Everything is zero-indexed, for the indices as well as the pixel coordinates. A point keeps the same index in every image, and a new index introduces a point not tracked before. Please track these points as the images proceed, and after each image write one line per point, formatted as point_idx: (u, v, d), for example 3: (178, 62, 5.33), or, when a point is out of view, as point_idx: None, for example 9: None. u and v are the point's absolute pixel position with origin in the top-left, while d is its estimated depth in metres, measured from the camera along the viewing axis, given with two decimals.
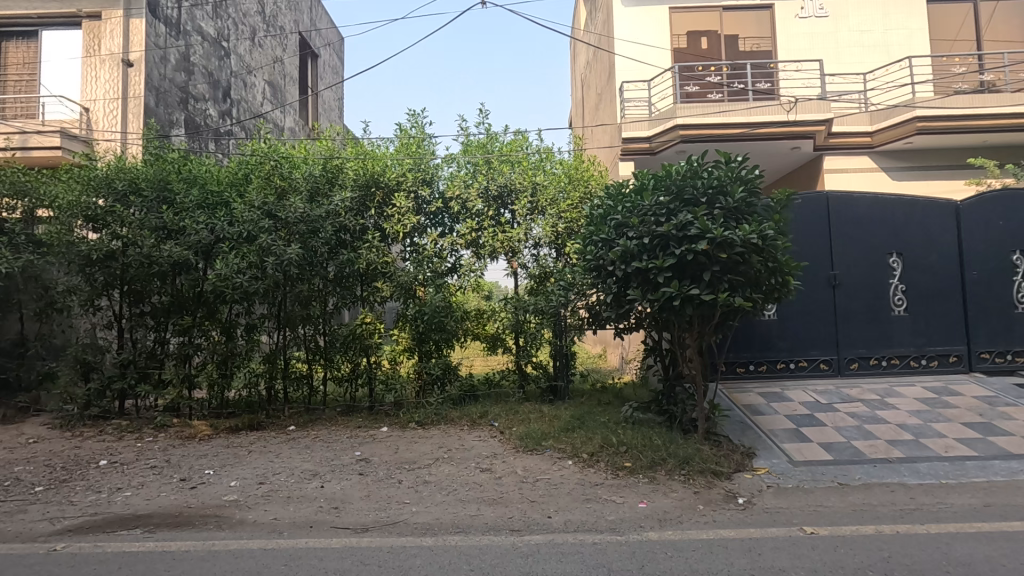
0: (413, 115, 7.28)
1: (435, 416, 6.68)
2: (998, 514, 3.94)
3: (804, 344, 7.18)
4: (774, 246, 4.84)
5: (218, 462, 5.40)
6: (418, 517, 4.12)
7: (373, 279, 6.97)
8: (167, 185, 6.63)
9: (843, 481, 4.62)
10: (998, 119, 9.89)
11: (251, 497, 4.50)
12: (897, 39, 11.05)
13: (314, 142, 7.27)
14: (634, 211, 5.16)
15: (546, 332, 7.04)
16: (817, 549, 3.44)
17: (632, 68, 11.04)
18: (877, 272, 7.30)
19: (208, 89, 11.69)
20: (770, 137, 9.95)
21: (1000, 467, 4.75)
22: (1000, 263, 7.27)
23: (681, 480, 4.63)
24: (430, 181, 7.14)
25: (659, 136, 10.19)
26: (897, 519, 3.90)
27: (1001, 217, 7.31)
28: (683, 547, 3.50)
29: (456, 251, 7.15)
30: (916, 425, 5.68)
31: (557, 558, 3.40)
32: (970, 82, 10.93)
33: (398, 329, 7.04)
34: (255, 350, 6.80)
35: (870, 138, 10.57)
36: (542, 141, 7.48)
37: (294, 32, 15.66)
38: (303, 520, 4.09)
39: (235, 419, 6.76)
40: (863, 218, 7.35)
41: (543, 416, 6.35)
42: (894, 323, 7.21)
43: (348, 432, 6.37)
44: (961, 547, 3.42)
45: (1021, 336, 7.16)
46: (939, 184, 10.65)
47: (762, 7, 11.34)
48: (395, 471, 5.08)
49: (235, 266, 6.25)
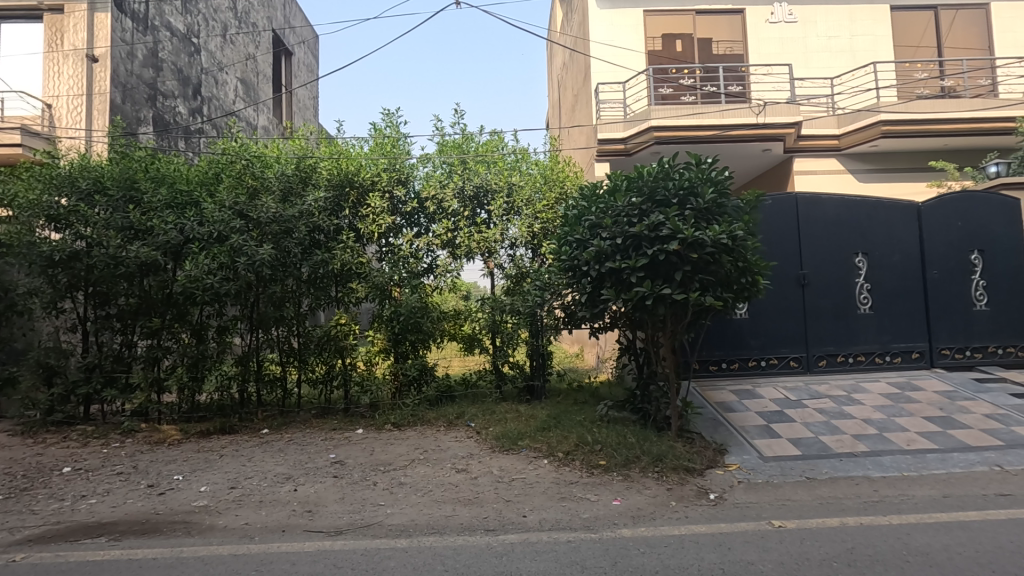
0: (388, 114, 7.20)
1: (412, 417, 6.65)
2: (955, 504, 4.09)
3: (775, 342, 7.34)
4: (744, 246, 4.95)
5: (188, 467, 5.29)
6: (392, 519, 4.10)
7: (347, 279, 6.93)
8: (133, 184, 6.46)
9: (810, 475, 4.74)
10: (959, 123, 10.24)
11: (222, 502, 4.43)
12: (862, 45, 11.38)
13: (287, 141, 7.20)
14: (607, 212, 5.22)
15: (522, 332, 7.05)
16: (783, 542, 3.53)
17: (607, 70, 11.14)
18: (844, 271, 7.50)
19: (177, 86, 11.41)
20: (743, 138, 10.13)
21: (959, 459, 4.94)
22: (959, 262, 7.54)
23: (655, 477, 4.69)
24: (405, 181, 7.12)
25: (634, 138, 10.30)
26: (861, 511, 4.02)
27: (959, 217, 7.58)
28: (655, 543, 3.55)
29: (431, 251, 7.14)
30: (880, 419, 5.87)
31: (532, 556, 3.42)
32: (931, 87, 11.32)
33: (373, 330, 6.99)
34: (227, 352, 6.68)
35: (837, 141, 10.86)
36: (517, 141, 7.48)
37: (267, 29, 15.38)
38: (276, 524, 4.03)
39: (206, 423, 6.63)
40: (831, 218, 7.54)
41: (519, 416, 6.36)
42: (860, 320, 7.42)
43: (323, 435, 6.28)
44: (920, 537, 3.55)
45: (978, 332, 7.44)
46: (903, 186, 11.01)
47: (734, 12, 11.55)
48: (370, 473, 5.04)
49: (205, 266, 6.11)
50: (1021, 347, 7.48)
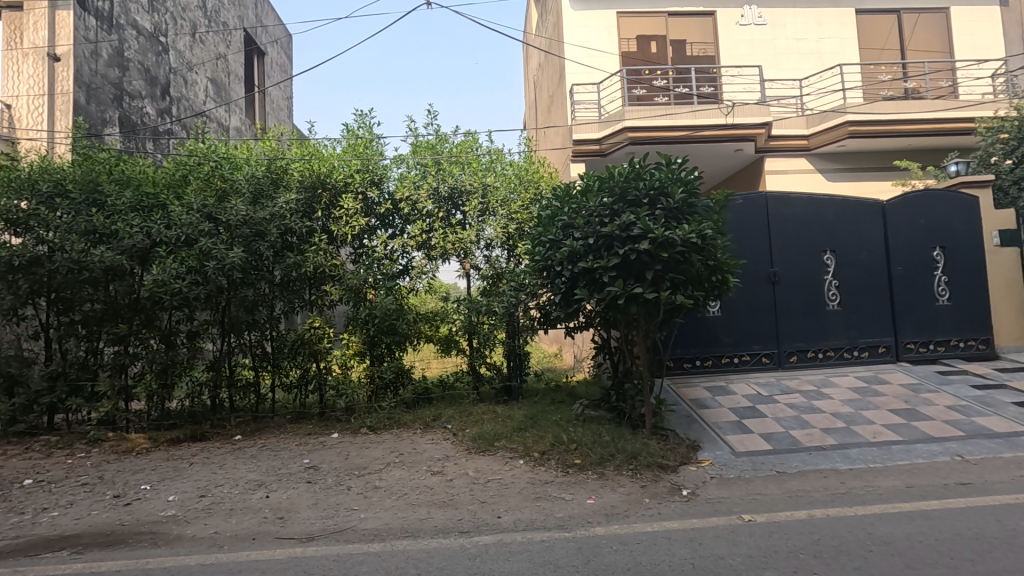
0: (361, 114, 7.15)
1: (387, 421, 6.60)
2: (918, 494, 4.22)
3: (747, 338, 7.47)
4: (714, 245, 5.01)
5: (157, 476, 5.17)
6: (366, 523, 4.06)
7: (321, 282, 6.84)
8: (97, 186, 6.30)
9: (780, 469, 4.83)
10: (921, 124, 10.55)
11: (191, 511, 4.33)
12: (830, 47, 11.65)
13: (258, 142, 7.11)
14: (580, 212, 5.26)
15: (499, 333, 7.05)
16: (753, 535, 3.59)
17: (582, 71, 11.21)
18: (813, 269, 7.66)
19: (145, 86, 11.16)
20: (715, 138, 10.28)
21: (922, 449, 5.09)
22: (922, 259, 7.75)
23: (629, 475, 4.74)
24: (379, 181, 7.08)
25: (608, 138, 10.40)
26: (828, 503, 4.11)
27: (922, 215, 7.80)
28: (627, 540, 3.58)
29: (407, 253, 7.12)
30: (848, 413, 6.01)
31: (505, 557, 3.42)
32: (895, 89, 11.65)
33: (348, 333, 6.90)
34: (198, 358, 6.54)
35: (806, 141, 11.11)
36: (492, 142, 7.48)
37: (238, 27, 15.10)
38: (246, 532, 3.97)
39: (177, 430, 6.49)
40: (800, 216, 7.70)
41: (496, 416, 6.38)
42: (829, 316, 7.59)
43: (297, 440, 6.20)
44: (884, 526, 3.64)
45: (941, 327, 7.66)
46: (869, 185, 11.28)
47: (705, 14, 11.72)
48: (345, 477, 4.98)
49: (173, 270, 5.97)
50: (981, 340, 7.72)
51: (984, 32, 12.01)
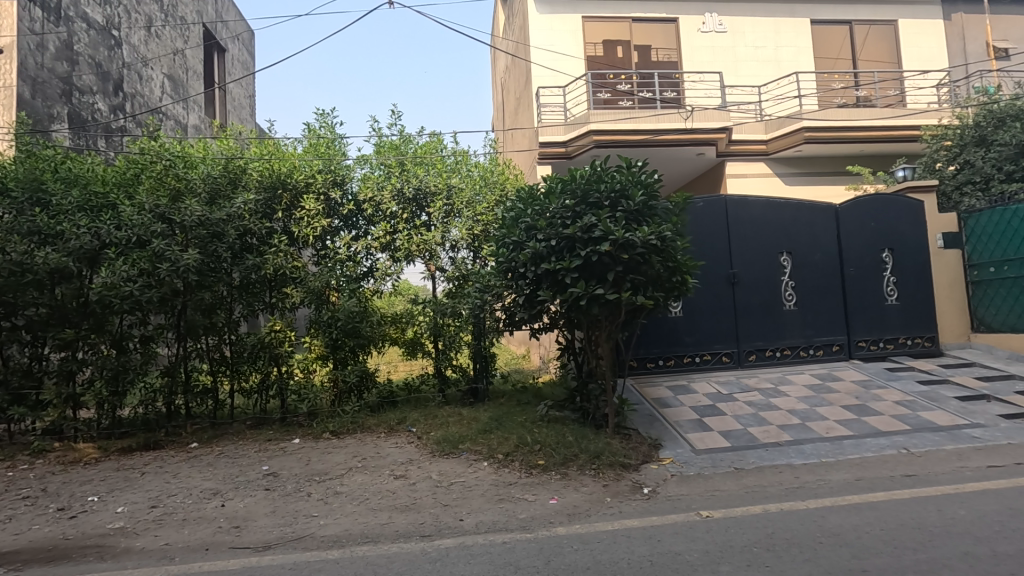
0: (322, 114, 7.07)
1: (351, 425, 6.49)
2: (866, 486, 4.39)
3: (708, 338, 7.64)
4: (673, 247, 5.10)
5: (105, 487, 4.95)
6: (326, 529, 3.99)
7: (281, 285, 6.70)
8: (40, 185, 6.02)
9: (738, 465, 4.96)
10: (871, 131, 11.01)
11: (140, 523, 4.17)
12: (786, 56, 12.04)
13: (215, 141, 6.94)
14: (542, 214, 5.30)
15: (465, 335, 7.03)
16: (710, 531, 3.67)
17: (548, 75, 11.31)
18: (770, 270, 7.89)
19: (95, 81, 10.72)
20: (677, 143, 10.51)
21: (871, 444, 5.30)
22: (872, 260, 8.07)
23: (591, 475, 4.79)
24: (342, 182, 6.98)
25: (574, 141, 10.54)
26: (782, 497, 4.24)
27: (872, 218, 8.13)
28: (588, 539, 3.61)
29: (371, 255, 7.01)
30: (804, 409, 6.21)
31: (466, 559, 3.41)
32: (848, 97, 12.12)
33: (311, 336, 6.76)
34: (152, 363, 6.29)
35: (764, 146, 11.45)
36: (457, 143, 7.48)
37: (197, 23, 14.66)
38: (199, 543, 3.84)
39: (129, 439, 6.25)
40: (758, 219, 7.92)
41: (461, 419, 6.31)
42: (786, 316, 7.82)
43: (257, 447, 6.04)
44: (834, 518, 3.78)
45: (890, 325, 7.99)
46: (824, 189, 11.70)
47: (668, 20, 11.93)
48: (305, 484, 4.88)
49: (123, 273, 5.74)
50: (928, 338, 8.08)
51: (930, 44, 12.60)
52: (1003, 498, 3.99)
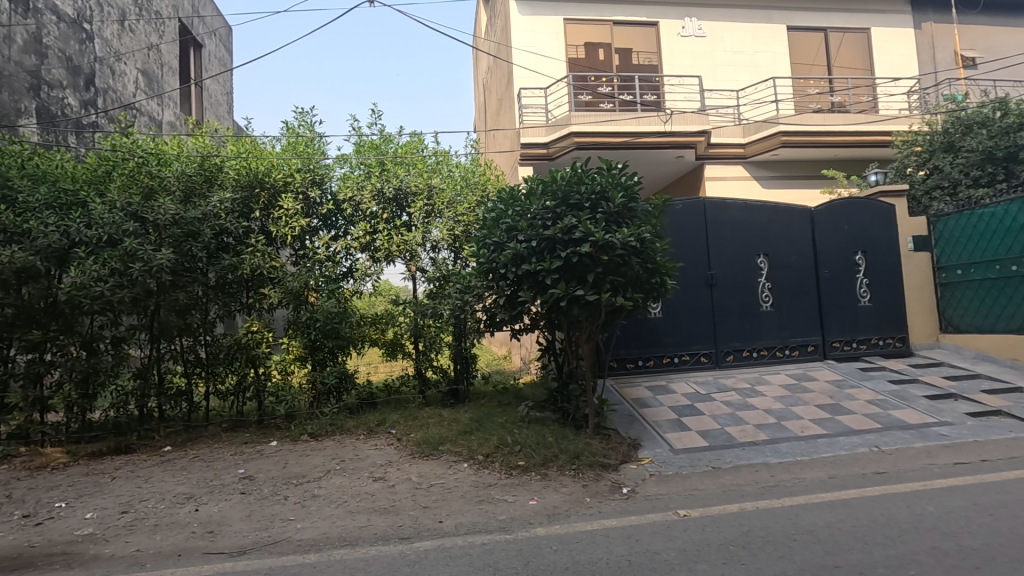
0: (301, 112, 6.99)
1: (330, 427, 6.40)
2: (839, 484, 4.48)
3: (687, 339, 7.73)
4: (652, 249, 5.15)
5: (73, 493, 4.81)
6: (303, 533, 3.93)
7: (259, 285, 6.60)
8: (6, 182, 5.84)
9: (716, 464, 5.03)
10: (845, 136, 11.26)
11: (110, 529, 4.07)
12: (764, 61, 12.25)
13: (189, 138, 6.80)
14: (523, 215, 5.30)
15: (445, 336, 7.00)
16: (687, 530, 3.70)
17: (529, 77, 11.33)
18: (747, 272, 8.01)
19: (66, 75, 10.45)
20: (657, 145, 10.62)
21: (844, 442, 5.41)
22: (846, 262, 8.25)
23: (571, 475, 4.80)
24: (321, 182, 6.90)
25: (555, 143, 10.58)
26: (758, 496, 4.31)
27: (846, 221, 8.30)
28: (567, 540, 3.62)
29: (350, 255, 6.94)
30: (780, 409, 6.32)
31: (445, 562, 3.39)
32: (823, 102, 12.38)
33: (289, 337, 6.67)
34: (124, 366, 6.13)
35: (742, 150, 11.63)
36: (438, 143, 7.45)
37: (173, 17, 14.38)
38: (171, 549, 3.76)
39: (99, 443, 6.09)
40: (736, 221, 8.04)
41: (441, 420, 6.28)
42: (762, 317, 7.95)
43: (232, 450, 5.93)
44: (808, 516, 3.85)
45: (863, 326, 8.17)
46: (800, 192, 11.92)
47: (649, 24, 12.04)
48: (282, 487, 4.81)
49: (94, 272, 5.59)
50: (899, 339, 8.28)
51: (901, 51, 12.94)
52: (969, 494, 4.11)
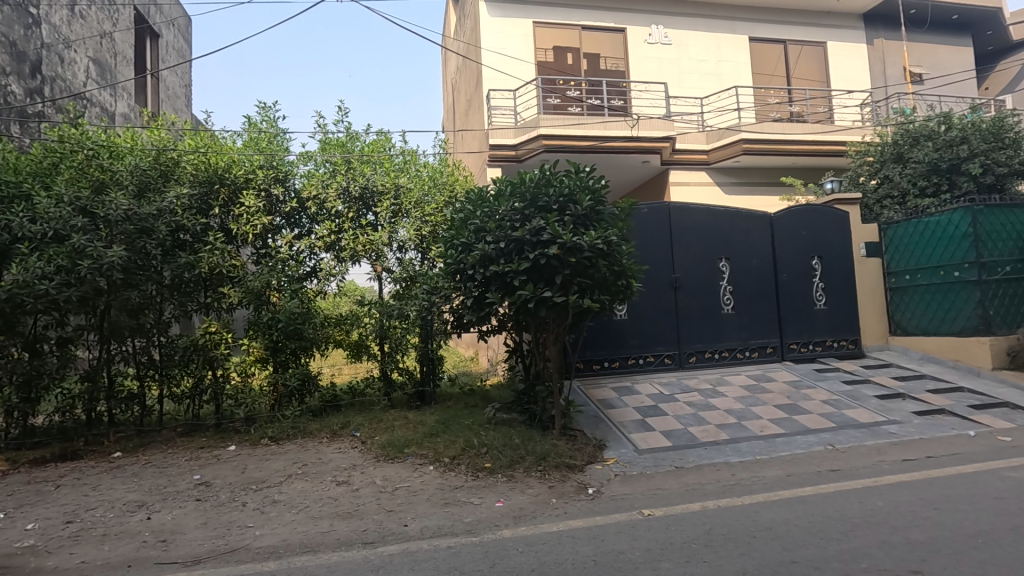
0: (264, 107, 6.81)
1: (291, 430, 6.23)
2: (797, 481, 4.62)
3: (651, 340, 7.85)
4: (619, 252, 5.22)
5: (13, 503, 4.55)
6: (262, 540, 3.81)
7: (218, 284, 6.40)
8: None
9: (679, 464, 5.12)
10: (802, 145, 11.67)
11: (53, 540, 3.86)
12: (726, 70, 12.58)
13: (144, 130, 6.53)
14: (491, 216, 5.29)
15: (412, 337, 6.90)
16: (651, 529, 3.76)
17: (498, 78, 11.35)
18: (710, 275, 8.20)
19: (9, 61, 9.90)
20: (623, 150, 10.77)
21: (801, 441, 5.60)
22: (803, 267, 8.53)
23: (538, 476, 4.82)
24: (284, 179, 6.73)
25: (524, 145, 10.62)
26: (720, 494, 4.40)
27: (804, 227, 8.60)
28: (534, 541, 3.62)
29: (314, 254, 6.79)
30: (740, 409, 6.48)
31: (410, 566, 3.35)
32: (782, 111, 12.80)
33: (249, 338, 6.48)
34: (70, 367, 5.85)
35: (705, 156, 11.92)
36: (406, 143, 7.36)
37: (128, 4, 13.80)
38: (120, 560, 3.58)
39: (42, 449, 5.77)
40: (699, 225, 8.22)
41: (407, 422, 6.19)
42: (724, 319, 8.15)
43: (188, 455, 5.71)
44: (767, 513, 3.96)
45: (819, 328, 8.47)
46: (760, 199, 12.27)
47: (616, 30, 12.20)
48: (240, 493, 4.65)
49: (38, 270, 5.31)
50: (852, 341, 8.62)
51: (855, 65, 13.49)
52: (916, 489, 4.30)
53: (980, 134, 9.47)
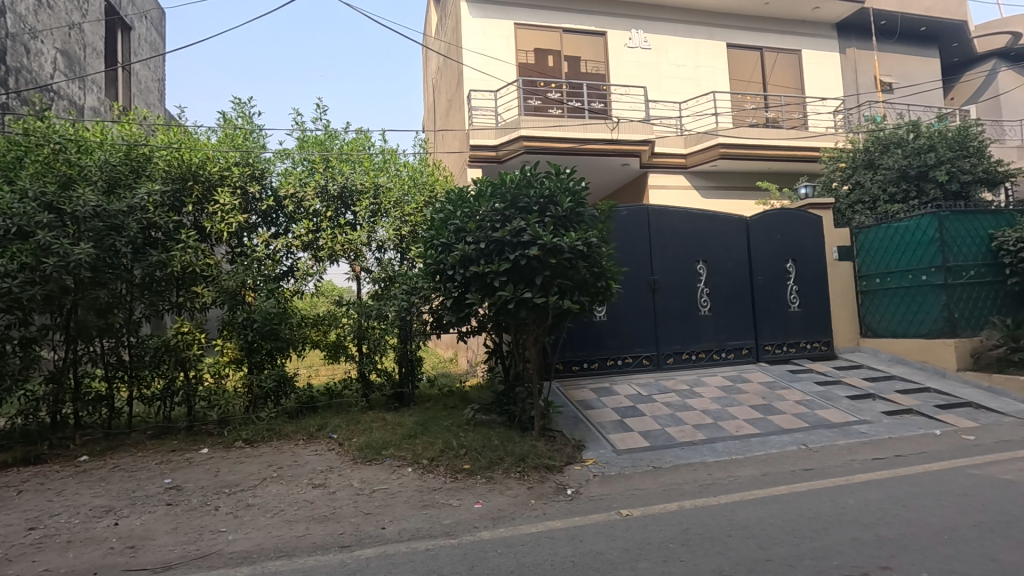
0: (240, 103, 6.69)
1: (266, 433, 6.11)
2: (771, 480, 4.70)
3: (630, 342, 7.91)
4: (599, 253, 5.26)
5: None
6: (235, 545, 3.73)
7: (191, 283, 6.25)
8: None
9: (657, 464, 5.16)
10: (777, 150, 11.90)
11: (15, 548, 3.71)
12: (704, 75, 12.76)
13: (115, 124, 6.35)
14: (471, 217, 5.27)
15: (390, 338, 6.82)
16: (630, 529, 3.78)
17: (479, 79, 11.33)
18: (687, 277, 8.30)
19: None
20: (603, 153, 10.85)
21: (775, 440, 5.70)
22: (778, 269, 8.69)
23: (517, 477, 4.81)
24: (260, 177, 6.61)
25: (504, 146, 10.62)
26: (697, 494, 4.45)
27: (779, 231, 8.76)
28: (512, 542, 3.62)
29: (291, 253, 6.68)
30: (716, 409, 6.57)
31: (387, 569, 3.31)
32: (758, 117, 13.03)
33: (223, 338, 6.35)
34: (34, 368, 5.64)
35: (683, 160, 12.07)
36: (385, 142, 7.31)
37: None
38: (86, 567, 3.47)
39: (3, 454, 5.55)
40: (678, 228, 8.31)
41: (385, 424, 6.13)
42: (701, 321, 8.26)
43: (158, 458, 5.57)
44: (742, 512, 4.02)
45: (793, 330, 8.64)
46: (736, 202, 12.47)
47: (597, 33, 12.29)
48: (213, 496, 4.55)
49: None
50: (824, 342, 8.81)
51: (828, 73, 13.82)
52: (885, 487, 4.41)
53: (947, 143, 9.72)
